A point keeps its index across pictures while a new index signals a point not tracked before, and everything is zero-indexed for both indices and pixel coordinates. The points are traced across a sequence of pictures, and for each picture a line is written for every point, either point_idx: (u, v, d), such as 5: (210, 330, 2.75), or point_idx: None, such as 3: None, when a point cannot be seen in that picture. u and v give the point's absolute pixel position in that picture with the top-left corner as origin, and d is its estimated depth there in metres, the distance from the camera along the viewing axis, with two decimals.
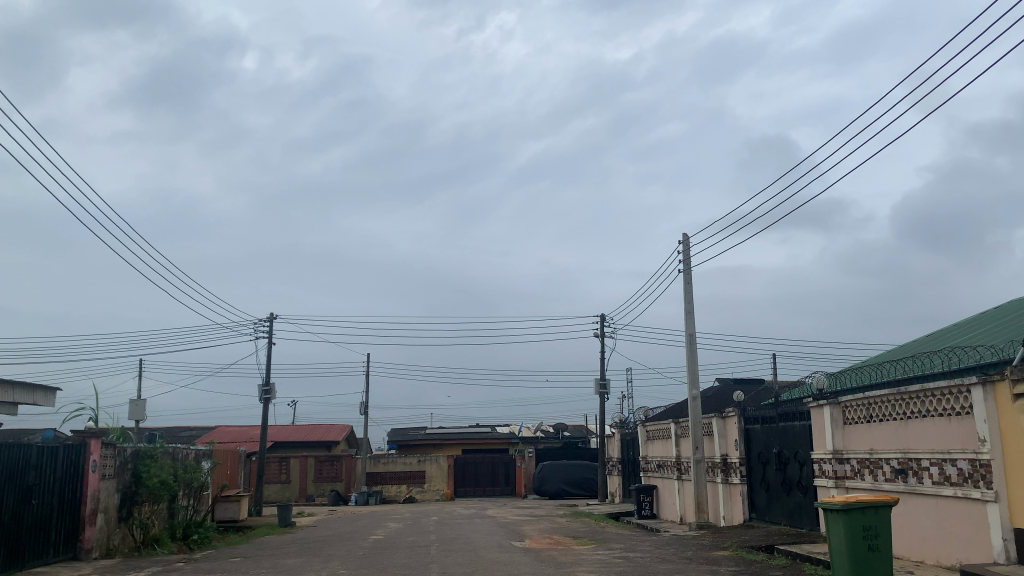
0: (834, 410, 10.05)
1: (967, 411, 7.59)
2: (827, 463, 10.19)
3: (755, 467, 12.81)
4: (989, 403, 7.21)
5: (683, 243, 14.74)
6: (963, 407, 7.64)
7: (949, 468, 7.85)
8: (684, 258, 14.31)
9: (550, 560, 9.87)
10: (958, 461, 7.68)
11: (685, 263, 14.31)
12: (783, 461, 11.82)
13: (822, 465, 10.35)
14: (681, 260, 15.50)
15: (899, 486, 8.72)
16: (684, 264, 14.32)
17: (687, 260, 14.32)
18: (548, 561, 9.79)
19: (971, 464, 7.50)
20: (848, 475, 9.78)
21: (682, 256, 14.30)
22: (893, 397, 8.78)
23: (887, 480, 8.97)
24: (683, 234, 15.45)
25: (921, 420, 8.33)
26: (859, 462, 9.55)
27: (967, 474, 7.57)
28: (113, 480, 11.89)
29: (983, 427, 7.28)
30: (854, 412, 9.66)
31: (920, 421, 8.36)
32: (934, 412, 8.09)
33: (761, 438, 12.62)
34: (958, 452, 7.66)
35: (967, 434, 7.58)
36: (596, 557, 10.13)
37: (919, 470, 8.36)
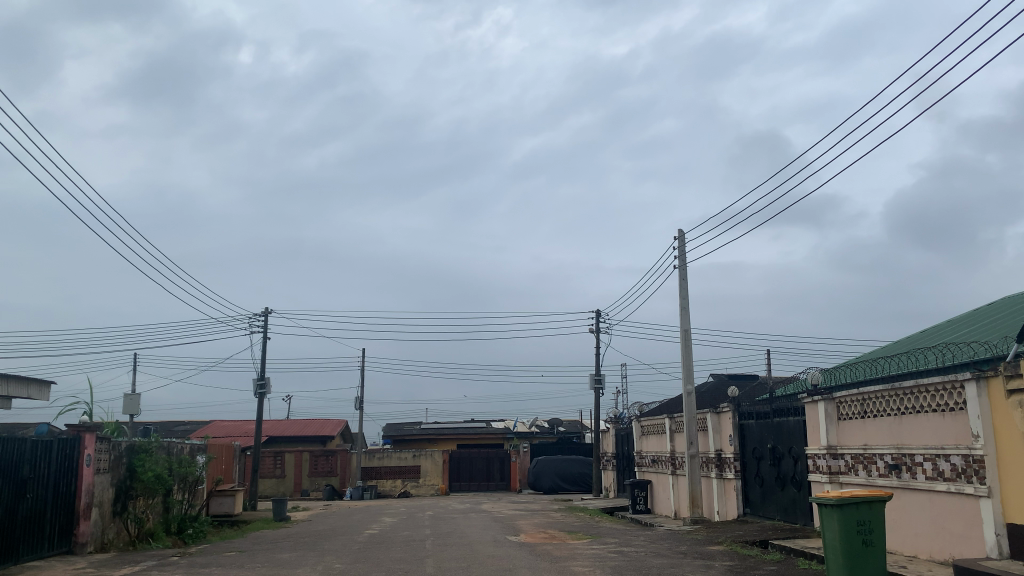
0: (829, 406, 10.08)
1: (961, 407, 7.62)
2: (821, 459, 10.21)
3: (750, 462, 12.84)
4: (982, 399, 7.24)
5: (679, 239, 14.73)
6: (957, 403, 7.67)
7: (943, 463, 7.88)
8: (680, 254, 14.32)
9: (545, 554, 9.89)
10: (952, 456, 7.72)
11: (681, 259, 14.32)
12: (778, 457, 11.85)
13: (816, 460, 10.38)
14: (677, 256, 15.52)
15: (893, 481, 8.75)
16: (679, 259, 14.32)
17: (682, 256, 14.33)
18: (543, 555, 9.81)
19: (965, 459, 7.54)
20: (843, 470, 9.81)
21: (678, 251, 14.31)
22: (888, 393, 8.81)
23: (881, 476, 9.01)
24: (679, 229, 15.44)
25: (915, 416, 8.37)
26: (853, 458, 9.59)
27: (960, 470, 7.61)
28: (108, 474, 11.88)
29: (976, 423, 7.31)
30: (849, 407, 9.69)
31: (914, 416, 8.39)
32: (928, 407, 8.12)
33: (756, 434, 12.65)
34: (951, 447, 7.69)
35: (961, 430, 7.61)
36: (592, 551, 10.16)
37: (913, 465, 8.39)
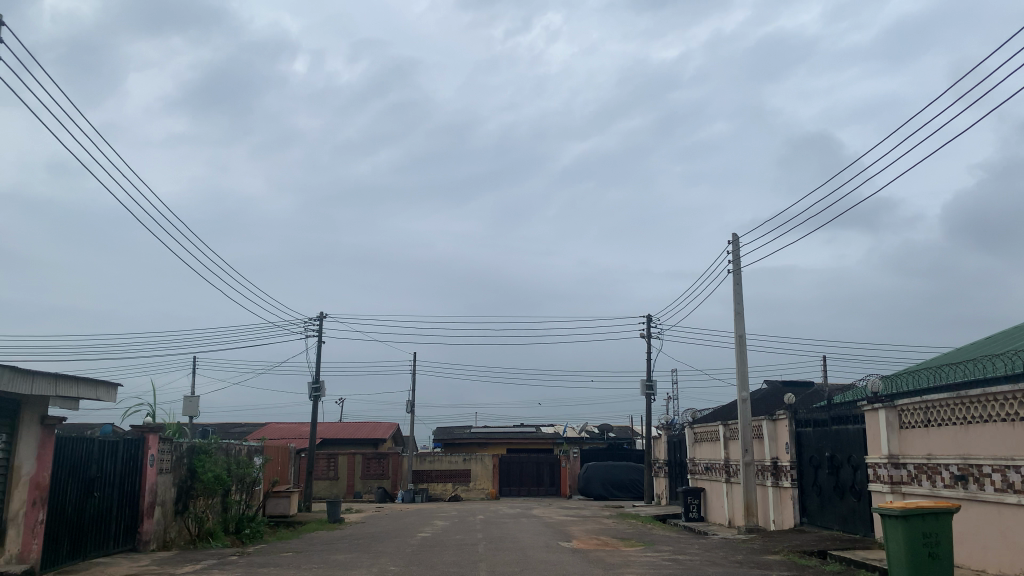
0: (890, 414, 9.84)
1: None
2: (881, 468, 9.97)
3: (806, 470, 12.61)
4: None
5: (733, 243, 14.55)
6: None
7: (1013, 475, 7.62)
8: (734, 258, 14.13)
9: (599, 561, 9.83)
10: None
11: (735, 263, 14.13)
12: (836, 465, 11.61)
13: (876, 470, 10.14)
14: (730, 260, 15.33)
15: (958, 493, 8.50)
16: (733, 264, 14.14)
17: (736, 260, 14.14)
18: (596, 562, 9.76)
19: None
20: (905, 480, 9.57)
21: (732, 256, 14.14)
22: (954, 401, 8.56)
23: (946, 486, 8.75)
24: (732, 234, 15.26)
25: (983, 426, 8.11)
26: (916, 467, 9.34)
27: None
28: (170, 474, 12.20)
29: None
30: (912, 415, 9.44)
31: (981, 426, 8.14)
32: (997, 417, 7.87)
33: (812, 442, 12.42)
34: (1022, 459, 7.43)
35: None
36: (645, 559, 10.08)
37: (980, 476, 8.13)
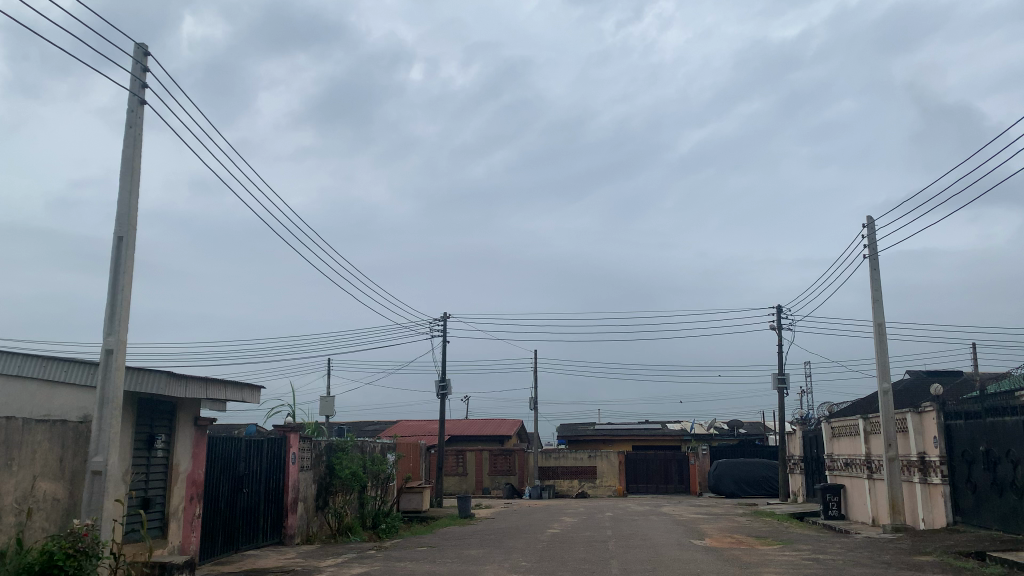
0: None
1: None
2: None
3: (959, 466, 11.80)
4: None
5: (867, 227, 13.81)
6: None
7: None
8: (869, 243, 13.41)
9: (734, 559, 9.56)
10: None
11: (871, 248, 13.41)
12: (993, 460, 10.80)
13: None
14: (866, 246, 14.57)
15: None
16: (869, 249, 13.42)
17: (872, 245, 13.41)
18: (732, 560, 9.49)
19: None
20: None
21: (868, 240, 13.42)
22: None
23: None
24: (866, 218, 14.49)
25: None
26: None
27: None
28: (310, 471, 12.81)
29: None
30: None
31: None
32: None
33: (965, 435, 11.60)
34: None
35: None
36: (784, 558, 9.71)
37: None
